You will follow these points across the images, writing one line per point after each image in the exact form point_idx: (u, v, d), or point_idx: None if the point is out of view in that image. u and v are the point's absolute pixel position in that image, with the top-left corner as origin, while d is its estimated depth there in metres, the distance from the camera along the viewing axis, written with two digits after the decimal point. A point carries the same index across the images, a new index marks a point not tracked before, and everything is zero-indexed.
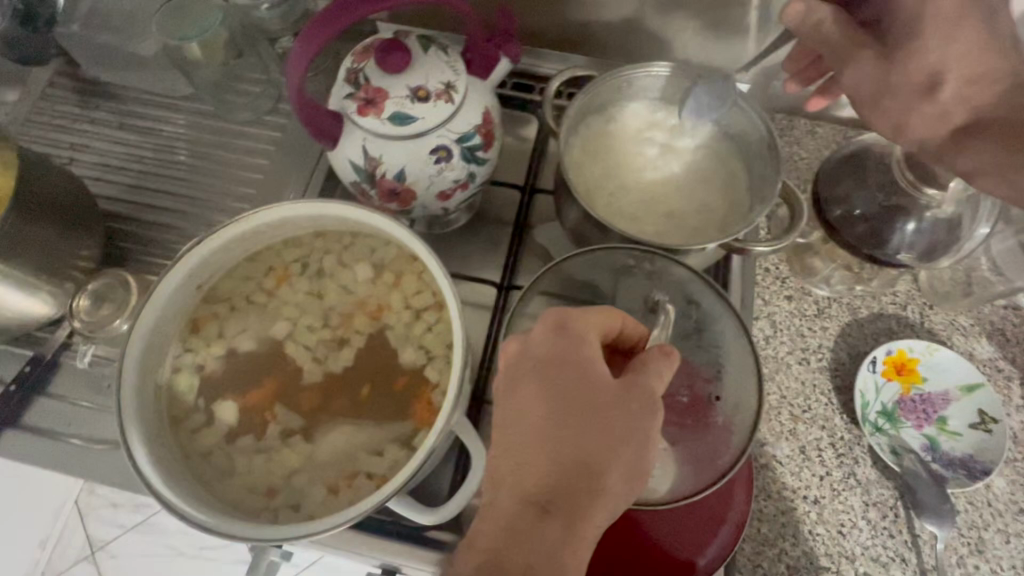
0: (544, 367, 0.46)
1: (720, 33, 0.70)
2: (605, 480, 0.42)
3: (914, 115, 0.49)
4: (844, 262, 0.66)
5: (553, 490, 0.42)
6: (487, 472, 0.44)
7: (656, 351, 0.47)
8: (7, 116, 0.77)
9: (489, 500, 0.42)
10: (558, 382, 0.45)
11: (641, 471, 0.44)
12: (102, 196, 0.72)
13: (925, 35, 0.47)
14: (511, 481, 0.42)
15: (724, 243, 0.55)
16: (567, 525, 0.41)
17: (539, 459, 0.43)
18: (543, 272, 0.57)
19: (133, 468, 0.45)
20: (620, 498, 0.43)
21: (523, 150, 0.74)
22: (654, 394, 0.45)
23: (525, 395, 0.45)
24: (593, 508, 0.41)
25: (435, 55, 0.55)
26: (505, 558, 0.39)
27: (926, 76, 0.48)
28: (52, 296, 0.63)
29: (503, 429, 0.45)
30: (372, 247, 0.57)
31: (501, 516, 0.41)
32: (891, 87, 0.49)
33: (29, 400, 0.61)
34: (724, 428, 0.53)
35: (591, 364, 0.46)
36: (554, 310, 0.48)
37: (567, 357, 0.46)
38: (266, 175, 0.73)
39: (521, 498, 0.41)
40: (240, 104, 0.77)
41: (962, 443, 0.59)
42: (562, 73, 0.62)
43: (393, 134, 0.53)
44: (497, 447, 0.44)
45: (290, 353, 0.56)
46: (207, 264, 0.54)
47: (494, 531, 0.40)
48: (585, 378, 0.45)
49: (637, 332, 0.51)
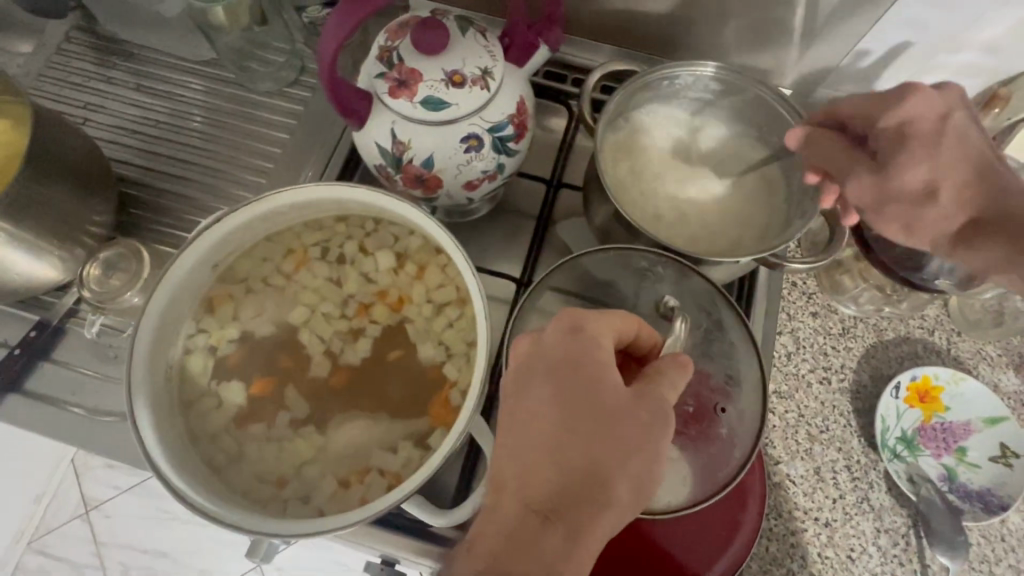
0: (556, 367, 0.42)
1: (766, 33, 0.66)
2: (614, 492, 0.38)
3: (916, 222, 0.49)
4: (876, 283, 0.64)
5: (559, 496, 0.38)
6: (489, 474, 0.40)
7: (667, 359, 0.44)
8: (21, 69, 0.75)
9: (490, 504, 0.38)
10: (569, 383, 0.41)
11: (650, 485, 0.40)
12: (116, 159, 0.70)
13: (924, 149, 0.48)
14: (515, 484, 0.38)
15: (759, 257, 0.53)
16: (573, 537, 0.36)
17: (545, 464, 0.38)
18: (555, 267, 0.55)
19: (141, 446, 0.44)
20: (626, 513, 0.39)
21: (551, 142, 0.72)
22: (669, 405, 0.41)
23: (534, 394, 0.41)
24: (599, 521, 0.37)
25: (473, 38, 0.52)
26: (505, 567, 0.35)
27: (921, 189, 0.48)
28: (61, 262, 0.61)
29: (507, 429, 0.41)
30: (395, 236, 0.56)
31: (502, 522, 0.37)
32: (889, 199, 0.49)
33: (33, 365, 0.60)
34: (728, 440, 0.51)
35: (606, 368, 0.42)
36: (570, 309, 0.44)
37: (582, 357, 0.42)
38: (285, 150, 0.71)
39: (524, 504, 0.37)
40: (262, 73, 0.74)
41: (980, 475, 0.58)
42: (603, 66, 0.60)
43: (425, 118, 0.51)
44: (501, 447, 0.40)
45: (306, 340, 0.55)
46: (225, 243, 0.53)
47: (494, 536, 0.36)
48: (598, 381, 0.41)
49: (651, 338, 0.47)
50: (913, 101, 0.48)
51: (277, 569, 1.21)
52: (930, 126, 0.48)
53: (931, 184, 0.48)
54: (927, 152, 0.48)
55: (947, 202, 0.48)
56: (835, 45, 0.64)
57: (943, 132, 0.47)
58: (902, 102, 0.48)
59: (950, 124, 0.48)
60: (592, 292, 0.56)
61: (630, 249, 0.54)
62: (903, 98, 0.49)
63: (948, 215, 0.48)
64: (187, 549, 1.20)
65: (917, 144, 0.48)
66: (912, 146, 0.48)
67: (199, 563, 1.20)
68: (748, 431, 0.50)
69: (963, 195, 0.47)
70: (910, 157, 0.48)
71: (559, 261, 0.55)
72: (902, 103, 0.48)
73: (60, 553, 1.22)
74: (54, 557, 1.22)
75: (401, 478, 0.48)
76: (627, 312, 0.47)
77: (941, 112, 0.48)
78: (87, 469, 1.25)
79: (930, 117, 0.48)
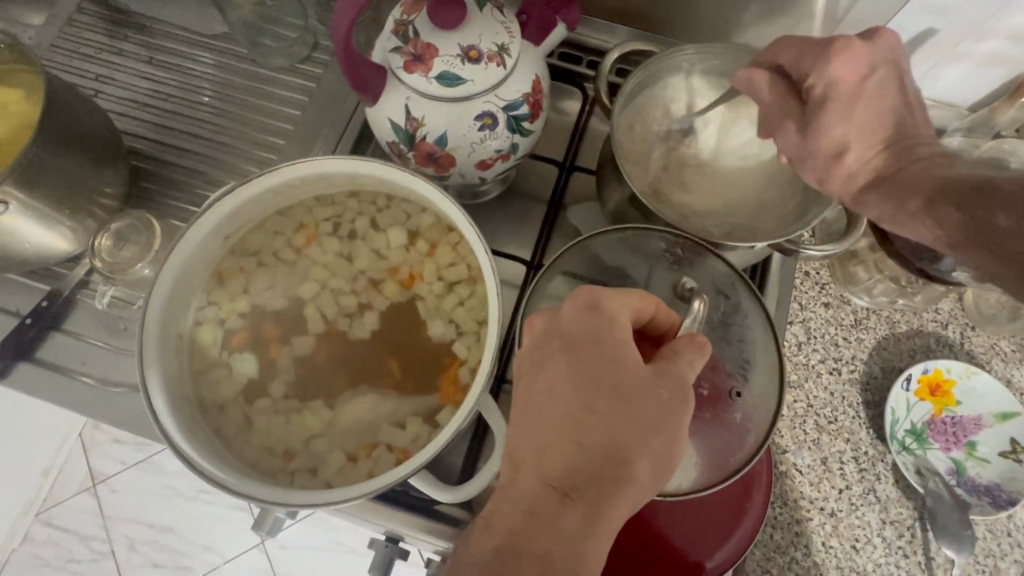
0: (573, 345, 0.42)
1: (786, 18, 0.65)
2: (633, 471, 0.38)
3: (828, 177, 0.51)
4: (891, 274, 0.62)
5: (577, 475, 0.37)
6: (505, 451, 0.40)
7: (683, 339, 0.43)
8: (34, 40, 0.74)
9: (507, 481, 0.38)
10: (587, 362, 0.41)
11: (669, 464, 0.39)
12: (127, 132, 0.70)
13: (839, 111, 0.49)
14: (531, 462, 0.38)
15: (774, 242, 0.53)
16: (592, 515, 0.36)
17: (563, 442, 0.38)
18: (566, 250, 0.54)
19: (153, 413, 0.44)
20: (644, 492, 0.38)
21: (564, 125, 0.71)
22: (687, 384, 0.41)
23: (551, 372, 0.41)
24: (618, 499, 0.37)
25: (490, 14, 0.52)
26: (523, 545, 0.35)
27: (834, 145, 0.50)
28: (72, 232, 0.61)
29: (524, 407, 0.41)
30: (408, 213, 0.56)
31: (519, 500, 0.37)
32: (808, 154, 0.51)
33: (43, 334, 0.60)
34: (741, 425, 0.50)
35: (623, 348, 0.41)
36: (587, 288, 0.44)
37: (599, 336, 0.42)
38: (297, 126, 0.70)
39: (542, 482, 0.37)
40: (274, 49, 0.74)
41: (989, 470, 0.58)
42: (621, 46, 0.59)
43: (440, 94, 0.50)
44: (518, 426, 0.40)
45: (316, 314, 0.55)
46: (238, 216, 0.53)
47: (510, 514, 0.37)
48: (616, 360, 0.41)
49: (669, 318, 0.47)
50: (834, 62, 0.49)
51: (281, 547, 1.23)
52: (850, 87, 0.49)
53: (843, 141, 0.50)
54: (848, 107, 0.49)
55: (854, 159, 0.49)
56: None
57: (862, 92, 0.49)
58: (827, 60, 0.49)
59: (872, 84, 0.49)
60: (605, 277, 0.54)
61: (643, 229, 0.55)
62: (828, 56, 0.49)
63: (856, 170, 0.50)
64: (192, 525, 1.22)
65: (839, 105, 0.49)
66: (832, 105, 0.49)
67: (204, 539, 1.22)
68: (759, 417, 0.50)
69: (868, 153, 0.49)
70: (828, 116, 0.50)
71: (566, 248, 0.55)
72: (831, 58, 0.49)
73: (66, 525, 1.23)
74: (60, 528, 1.23)
75: (409, 453, 0.49)
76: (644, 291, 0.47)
77: (868, 69, 0.49)
78: (95, 443, 1.26)
79: (854, 75, 0.49)
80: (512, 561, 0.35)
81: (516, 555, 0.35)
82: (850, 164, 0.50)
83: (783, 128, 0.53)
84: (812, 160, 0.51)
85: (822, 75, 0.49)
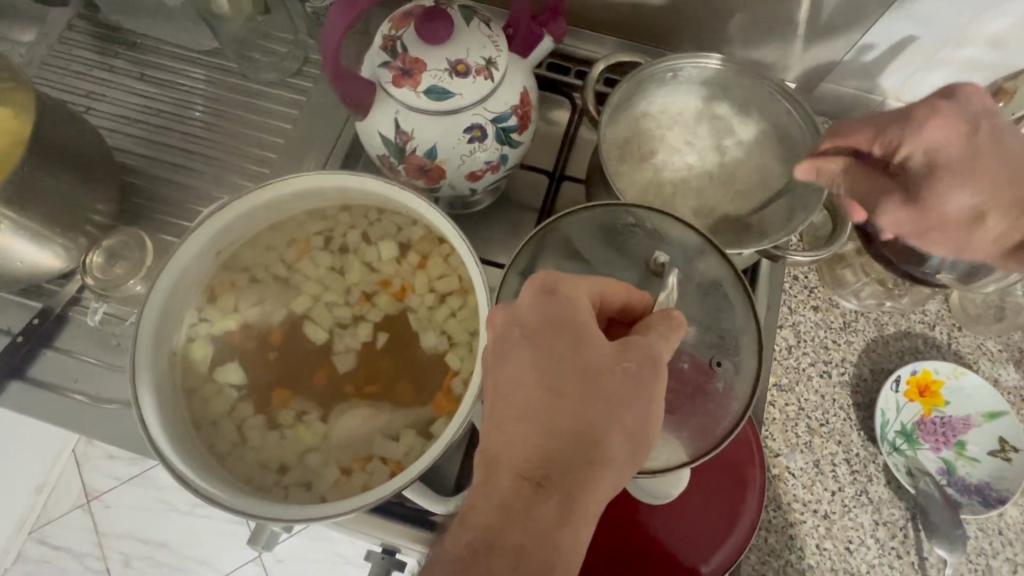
0: (536, 333, 0.41)
1: (769, 27, 0.66)
2: (605, 452, 0.38)
3: (966, 242, 0.49)
4: (879, 276, 0.63)
5: (549, 462, 0.37)
6: (478, 451, 0.40)
7: (659, 316, 0.44)
8: (24, 59, 0.75)
9: (481, 478, 0.38)
10: (553, 345, 0.40)
11: (642, 443, 0.39)
12: (118, 148, 0.70)
13: (953, 175, 0.47)
14: (504, 456, 0.38)
15: (760, 248, 0.55)
16: (565, 503, 0.36)
17: (534, 431, 0.38)
18: (527, 242, 0.53)
19: (143, 429, 0.44)
20: (621, 473, 0.38)
21: (552, 134, 0.72)
22: (658, 359, 0.41)
23: (515, 363, 0.41)
24: (593, 482, 0.37)
25: (477, 28, 0.52)
26: (500, 539, 0.35)
27: (966, 212, 0.48)
28: (64, 250, 0.61)
29: (494, 402, 0.41)
30: (398, 226, 0.56)
31: (493, 496, 0.37)
32: (932, 225, 0.49)
33: (35, 352, 0.60)
34: (725, 394, 0.49)
35: (587, 328, 0.41)
36: (545, 272, 0.44)
37: (562, 319, 0.41)
38: (290, 140, 0.71)
39: (515, 474, 0.37)
40: (264, 64, 0.74)
41: (979, 469, 0.58)
42: (607, 57, 0.59)
43: (428, 108, 0.51)
44: (490, 419, 0.40)
45: (308, 328, 0.56)
46: (228, 232, 0.53)
47: (486, 509, 0.36)
48: (581, 342, 0.41)
49: (642, 299, 0.47)
50: (929, 128, 0.48)
51: (278, 560, 1.22)
52: (956, 147, 0.48)
53: (977, 207, 0.47)
54: (963, 173, 0.47)
55: (996, 222, 0.48)
56: (840, 37, 0.64)
57: (975, 150, 0.47)
58: (916, 131, 0.49)
59: (980, 139, 0.47)
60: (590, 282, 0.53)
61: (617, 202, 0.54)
62: (916, 124, 0.49)
63: (1000, 233, 0.48)
64: (188, 540, 1.21)
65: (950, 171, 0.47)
66: (939, 173, 0.48)
67: (201, 554, 1.21)
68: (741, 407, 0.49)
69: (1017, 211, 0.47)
70: (943, 184, 0.48)
71: (537, 235, 0.53)
72: (920, 129, 0.49)
73: (60, 543, 1.22)
74: (54, 546, 1.22)
75: (404, 466, 0.49)
76: (613, 278, 0.47)
77: (965, 126, 0.48)
78: (88, 458, 1.26)
79: (954, 137, 0.48)
80: (485, 557, 0.34)
81: (490, 551, 0.35)
82: (995, 226, 0.48)
83: (886, 206, 0.50)
84: (944, 227, 0.49)
85: (918, 144, 0.49)
